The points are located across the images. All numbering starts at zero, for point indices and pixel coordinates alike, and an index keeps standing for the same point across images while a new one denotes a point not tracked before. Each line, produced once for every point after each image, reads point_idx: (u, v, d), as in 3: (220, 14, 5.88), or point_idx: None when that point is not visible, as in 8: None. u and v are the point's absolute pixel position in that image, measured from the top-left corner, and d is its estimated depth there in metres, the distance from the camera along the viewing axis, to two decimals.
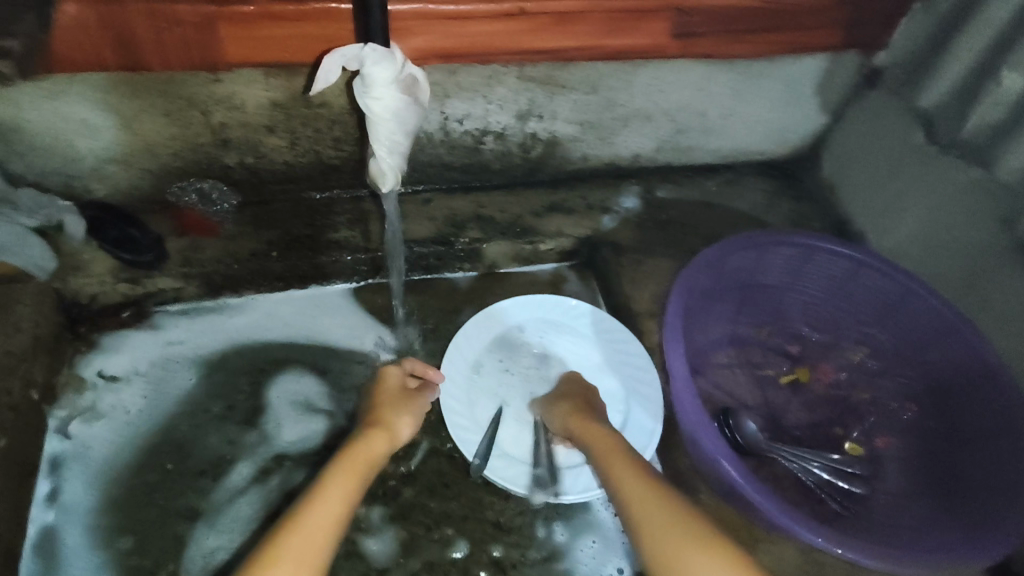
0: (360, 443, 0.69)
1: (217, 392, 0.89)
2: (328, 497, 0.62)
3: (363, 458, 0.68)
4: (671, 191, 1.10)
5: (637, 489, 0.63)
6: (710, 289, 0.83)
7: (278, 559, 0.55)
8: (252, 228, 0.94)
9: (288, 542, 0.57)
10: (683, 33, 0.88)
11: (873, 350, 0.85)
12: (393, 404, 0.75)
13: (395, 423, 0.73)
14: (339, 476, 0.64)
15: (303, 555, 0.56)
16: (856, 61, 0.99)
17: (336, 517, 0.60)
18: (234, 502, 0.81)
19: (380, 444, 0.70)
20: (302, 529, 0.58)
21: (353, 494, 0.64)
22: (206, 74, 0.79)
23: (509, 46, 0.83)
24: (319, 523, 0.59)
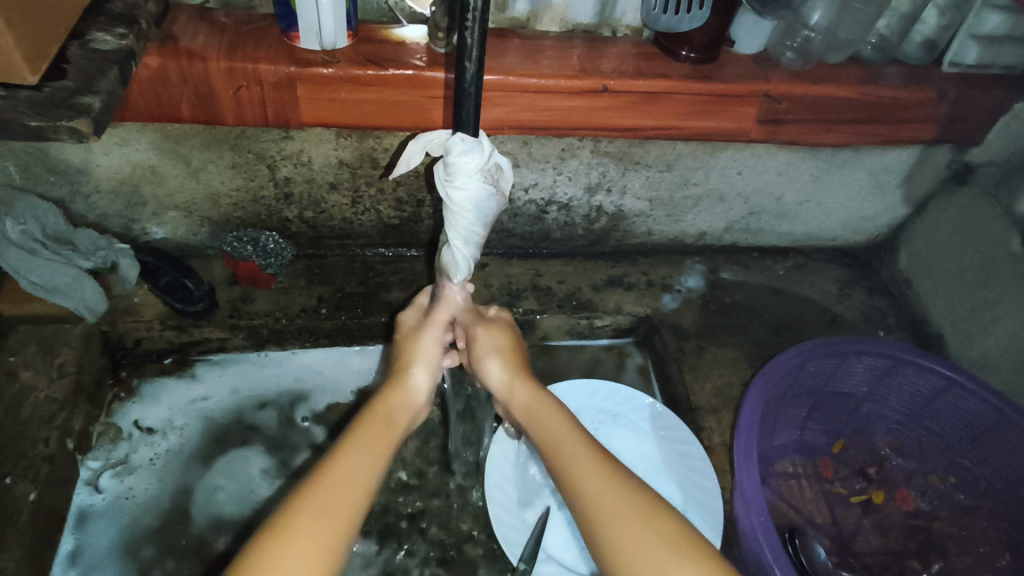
0: (385, 398, 0.63)
1: (249, 450, 0.85)
2: (360, 453, 0.55)
3: (389, 414, 0.62)
4: (736, 273, 1.05)
5: (606, 498, 0.53)
6: (783, 394, 0.78)
7: (303, 511, 0.49)
8: (305, 283, 0.93)
9: (311, 495, 0.50)
10: (769, 119, 0.83)
11: (962, 482, 0.78)
12: (406, 353, 0.69)
13: (412, 376, 0.67)
14: (366, 432, 0.58)
15: (327, 506, 0.50)
16: (948, 155, 0.94)
17: (366, 470, 0.54)
18: None
19: (398, 398, 0.64)
20: (326, 481, 0.52)
21: (384, 455, 0.57)
22: (277, 131, 0.77)
23: (587, 122, 0.80)
24: (353, 482, 0.53)
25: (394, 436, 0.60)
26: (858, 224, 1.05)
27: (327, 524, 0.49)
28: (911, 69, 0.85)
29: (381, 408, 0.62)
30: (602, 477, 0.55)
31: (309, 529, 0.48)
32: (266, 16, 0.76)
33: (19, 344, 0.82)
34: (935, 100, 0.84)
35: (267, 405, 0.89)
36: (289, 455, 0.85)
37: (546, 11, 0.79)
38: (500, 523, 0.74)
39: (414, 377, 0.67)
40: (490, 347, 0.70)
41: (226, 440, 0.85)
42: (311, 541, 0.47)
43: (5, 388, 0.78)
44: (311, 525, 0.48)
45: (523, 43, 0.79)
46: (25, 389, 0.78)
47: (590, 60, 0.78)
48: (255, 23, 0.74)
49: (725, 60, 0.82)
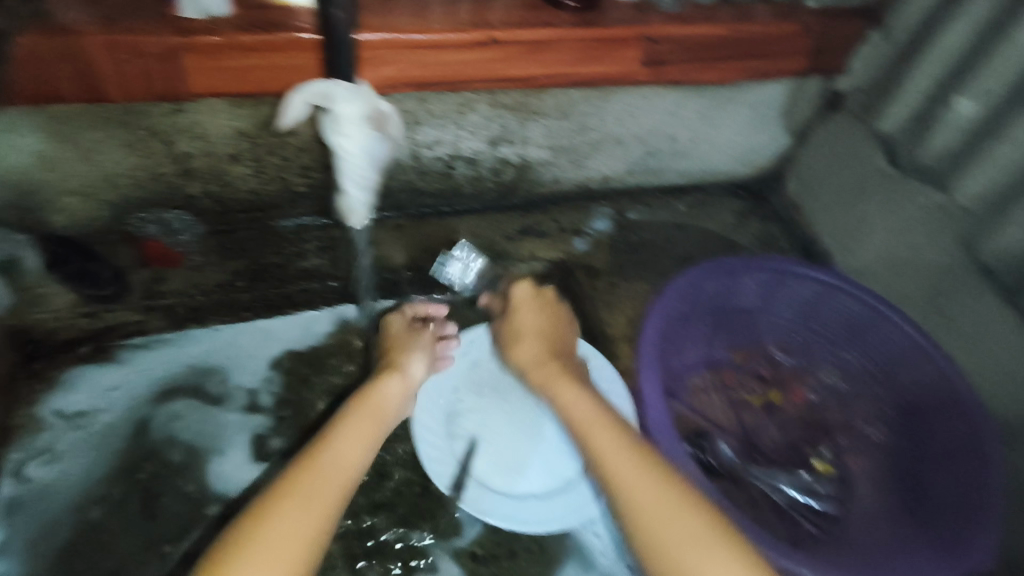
0: (379, 386, 0.74)
1: (188, 415, 0.86)
2: (348, 438, 0.67)
3: (382, 399, 0.73)
4: (642, 213, 1.11)
5: (634, 470, 0.62)
6: (683, 315, 0.84)
7: (303, 478, 0.61)
8: (217, 258, 0.93)
9: (311, 465, 0.62)
10: (652, 60, 0.88)
11: (843, 372, 0.88)
12: (400, 346, 0.81)
13: (408, 365, 0.78)
14: (358, 419, 0.69)
15: (326, 474, 0.62)
16: (819, 85, 1.01)
17: (360, 446, 0.67)
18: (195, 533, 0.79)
19: (394, 385, 0.75)
20: (325, 457, 0.64)
21: (374, 439, 0.69)
22: (168, 104, 0.77)
23: (482, 75, 0.83)
24: (343, 454, 0.65)
25: (383, 421, 0.71)
26: (749, 157, 1.12)
27: (315, 501, 0.59)
28: (778, 6, 0.91)
29: (378, 395, 0.73)
30: (627, 454, 0.64)
31: (303, 502, 0.59)
32: None
33: None
34: (800, 33, 0.90)
35: (196, 381, 0.88)
36: (224, 425, 0.86)
37: None
38: (435, 458, 0.78)
39: (410, 367, 0.78)
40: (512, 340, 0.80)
41: (154, 420, 0.85)
42: (306, 511, 0.58)
43: None
44: (309, 490, 0.60)
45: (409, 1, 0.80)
46: None
47: (477, 14, 0.81)
48: None
49: (606, 7, 0.86)
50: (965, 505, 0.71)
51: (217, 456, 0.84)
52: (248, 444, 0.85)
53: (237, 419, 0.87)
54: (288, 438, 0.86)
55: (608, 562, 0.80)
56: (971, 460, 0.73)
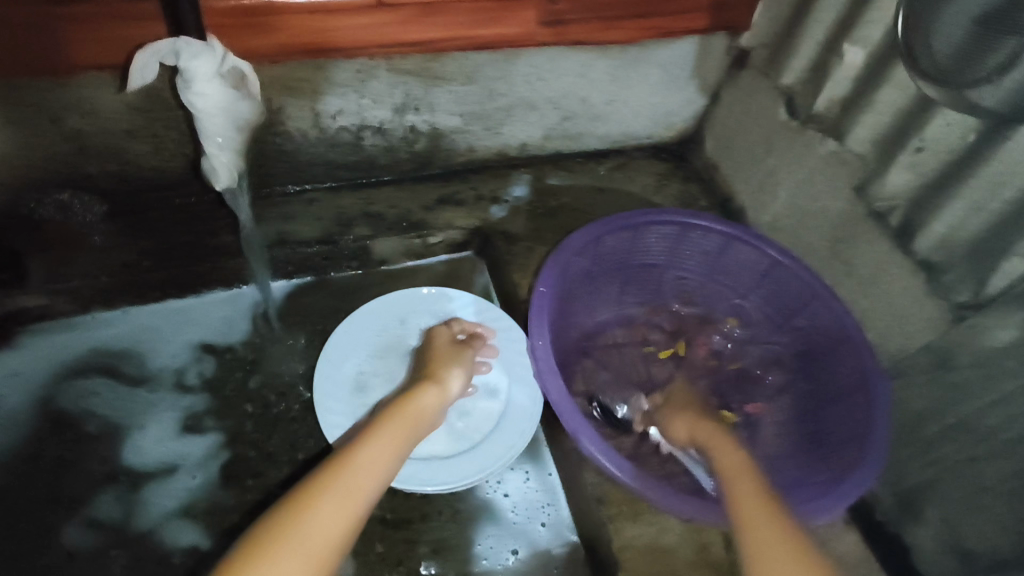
0: (418, 395, 0.74)
1: (104, 393, 0.87)
2: (383, 441, 0.66)
3: (415, 415, 0.72)
4: (562, 178, 1.11)
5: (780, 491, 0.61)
6: (587, 271, 0.85)
7: (329, 488, 0.58)
8: (124, 239, 0.91)
9: (338, 477, 0.60)
10: (552, 21, 0.90)
11: (742, 320, 0.90)
12: (444, 360, 0.80)
13: (446, 379, 0.78)
14: (394, 424, 0.69)
15: (354, 491, 0.59)
16: (726, 42, 1.02)
17: (389, 463, 0.64)
18: (100, 504, 0.80)
19: (432, 398, 0.75)
20: (354, 470, 0.61)
21: (406, 446, 0.68)
22: (49, 80, 0.75)
23: (377, 39, 0.83)
24: (373, 469, 0.62)
25: (417, 432, 0.71)
26: (667, 119, 1.13)
27: (354, 499, 0.58)
28: None
29: (412, 411, 0.72)
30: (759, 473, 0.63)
31: (341, 497, 0.58)
32: None
33: None
34: None
35: (108, 365, 0.88)
36: (146, 405, 0.87)
37: None
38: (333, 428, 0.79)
39: (450, 381, 0.78)
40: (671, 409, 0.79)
41: (64, 400, 0.85)
42: (342, 507, 0.57)
43: None
44: (332, 505, 0.57)
45: None
46: None
47: None
48: None
49: None
50: (860, 436, 0.73)
51: (138, 431, 0.85)
52: (173, 420, 0.87)
53: (152, 396, 0.88)
54: (201, 415, 0.87)
55: (519, 519, 0.81)
56: (864, 392, 0.75)
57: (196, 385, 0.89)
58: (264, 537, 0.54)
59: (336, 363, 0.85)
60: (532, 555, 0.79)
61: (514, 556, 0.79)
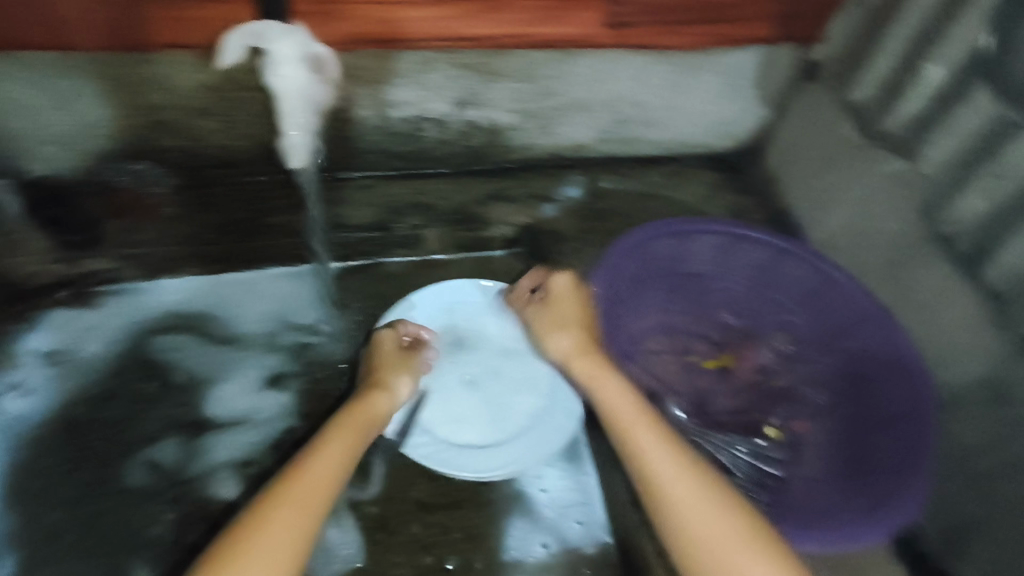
0: (365, 402, 0.76)
1: (189, 346, 0.94)
2: (329, 454, 0.69)
3: (358, 426, 0.73)
4: (614, 181, 1.11)
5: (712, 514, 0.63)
6: (633, 272, 0.86)
7: (270, 523, 0.61)
8: (190, 212, 0.95)
9: (278, 509, 0.62)
10: (615, 23, 0.91)
11: (793, 336, 0.88)
12: (389, 364, 0.80)
13: (394, 384, 0.79)
14: (342, 435, 0.71)
15: (297, 519, 0.62)
16: (791, 55, 1.01)
17: (333, 478, 0.67)
18: (162, 449, 0.88)
19: (377, 407, 0.76)
20: (294, 497, 0.64)
21: (354, 452, 0.71)
22: (137, 55, 0.81)
23: (439, 33, 0.88)
24: (314, 492, 0.65)
25: (366, 437, 0.74)
26: (725, 129, 1.11)
27: (298, 521, 0.62)
28: None
29: (356, 420, 0.74)
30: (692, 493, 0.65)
31: (284, 523, 0.62)
32: None
33: None
34: None
35: (183, 325, 0.95)
36: (229, 359, 0.94)
37: None
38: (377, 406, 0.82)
39: (397, 388, 0.79)
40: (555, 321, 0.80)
41: (156, 346, 0.93)
42: (283, 531, 0.61)
43: None
44: (274, 539, 0.60)
45: None
46: None
47: None
48: None
49: None
50: (907, 465, 0.72)
51: (221, 383, 0.93)
52: (251, 377, 0.94)
53: (233, 354, 0.94)
54: (277, 375, 0.94)
55: (553, 515, 0.82)
56: (916, 421, 0.74)
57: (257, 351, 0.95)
58: (211, 571, 0.58)
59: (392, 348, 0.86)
60: (563, 550, 0.80)
61: (546, 549, 0.80)
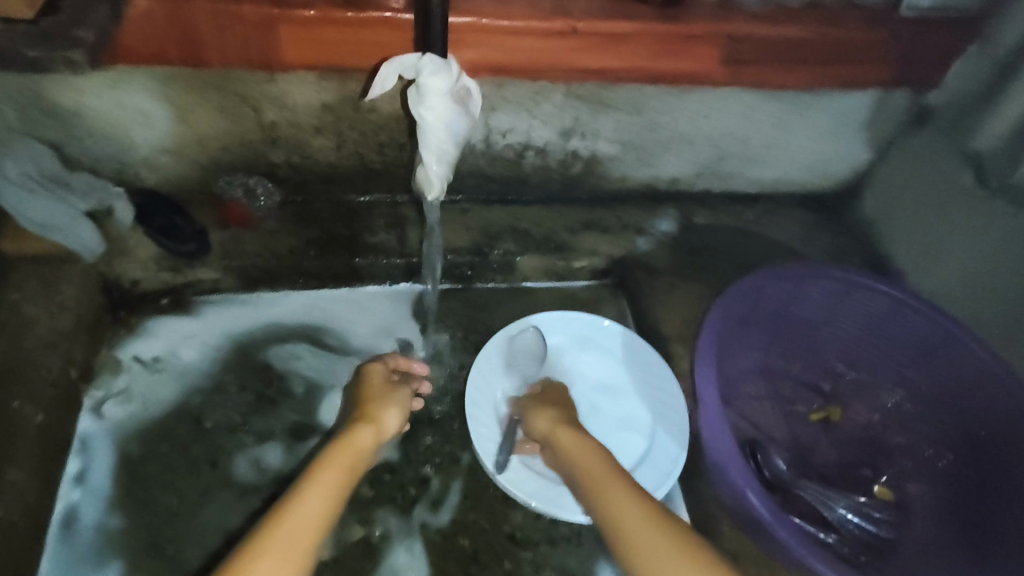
0: (354, 434, 0.72)
1: (307, 356, 0.94)
2: (318, 486, 0.63)
3: (352, 455, 0.69)
4: (708, 216, 1.09)
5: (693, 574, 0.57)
6: (740, 318, 0.83)
7: (264, 553, 0.55)
8: (293, 226, 0.96)
9: (273, 536, 0.57)
10: (731, 60, 0.87)
11: (910, 394, 0.84)
12: (378, 399, 0.79)
13: (381, 416, 0.77)
14: (330, 467, 0.66)
15: (290, 549, 0.57)
16: (908, 98, 0.98)
17: (326, 508, 0.62)
18: (267, 449, 0.86)
19: (368, 437, 0.73)
20: (286, 528, 0.58)
21: (344, 486, 0.65)
22: (262, 74, 0.80)
23: (557, 64, 0.84)
24: (309, 520, 0.60)
25: (356, 470, 0.69)
26: (823, 168, 1.09)
27: (289, 560, 0.56)
28: (866, 12, 0.89)
29: (350, 446, 0.70)
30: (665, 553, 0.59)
31: (277, 550, 0.56)
32: None
33: (19, 280, 0.84)
34: (886, 41, 0.88)
35: (282, 338, 0.95)
36: (339, 370, 0.94)
37: None
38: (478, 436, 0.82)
39: (386, 420, 0.77)
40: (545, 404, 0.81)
41: (266, 355, 0.94)
42: (275, 571, 0.55)
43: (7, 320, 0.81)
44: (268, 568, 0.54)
45: None
46: (26, 323, 0.81)
47: (560, 2, 0.82)
48: None
49: (690, 4, 0.85)
50: None
51: (334, 392, 0.92)
52: None
53: (345, 366, 0.94)
54: None
55: None
56: None
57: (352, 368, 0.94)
58: None
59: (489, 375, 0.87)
60: None
61: None
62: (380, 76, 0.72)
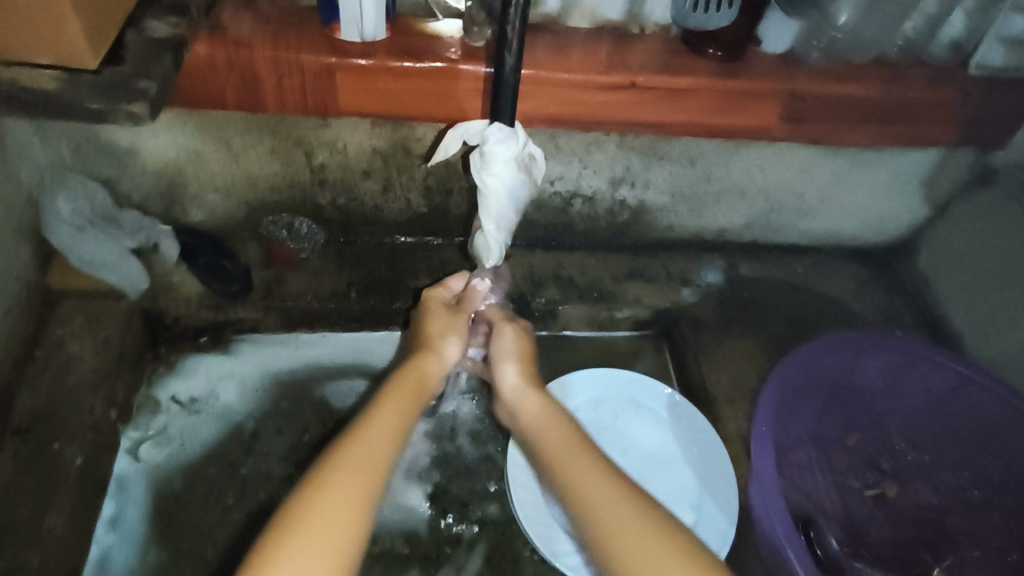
0: (415, 366, 0.71)
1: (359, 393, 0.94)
2: (384, 415, 0.63)
3: (418, 381, 0.70)
4: (756, 268, 1.06)
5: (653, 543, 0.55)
6: (798, 386, 0.81)
7: (341, 468, 0.56)
8: (335, 267, 0.95)
9: (351, 451, 0.58)
10: (793, 117, 0.84)
11: (976, 477, 0.80)
12: (441, 327, 0.78)
13: (444, 345, 0.76)
14: (394, 399, 0.65)
15: (365, 463, 0.57)
16: (971, 157, 0.94)
17: (397, 428, 0.62)
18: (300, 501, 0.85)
19: (432, 365, 0.73)
20: (360, 446, 0.58)
21: (410, 414, 0.65)
22: (315, 119, 0.80)
23: (614, 117, 0.82)
24: (382, 440, 0.60)
25: (421, 399, 0.68)
26: (878, 224, 1.06)
27: (365, 473, 0.56)
28: (936, 70, 0.85)
29: (415, 374, 0.70)
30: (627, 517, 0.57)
31: (353, 465, 0.56)
32: (309, 7, 0.77)
33: (65, 315, 0.86)
34: (956, 101, 0.85)
35: (320, 378, 0.94)
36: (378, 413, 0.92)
37: (576, 7, 0.81)
38: (515, 482, 0.82)
39: (448, 348, 0.76)
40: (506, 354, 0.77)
41: (304, 398, 0.92)
42: (354, 482, 0.55)
43: (53, 356, 0.82)
44: (344, 481, 0.55)
45: (552, 37, 0.80)
46: (70, 360, 0.82)
47: (618, 55, 0.80)
48: (297, 14, 0.76)
49: (750, 58, 0.82)
50: None
51: None
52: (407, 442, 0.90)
53: None
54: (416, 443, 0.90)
55: None
56: None
57: None
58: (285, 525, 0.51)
59: None
60: None
61: None
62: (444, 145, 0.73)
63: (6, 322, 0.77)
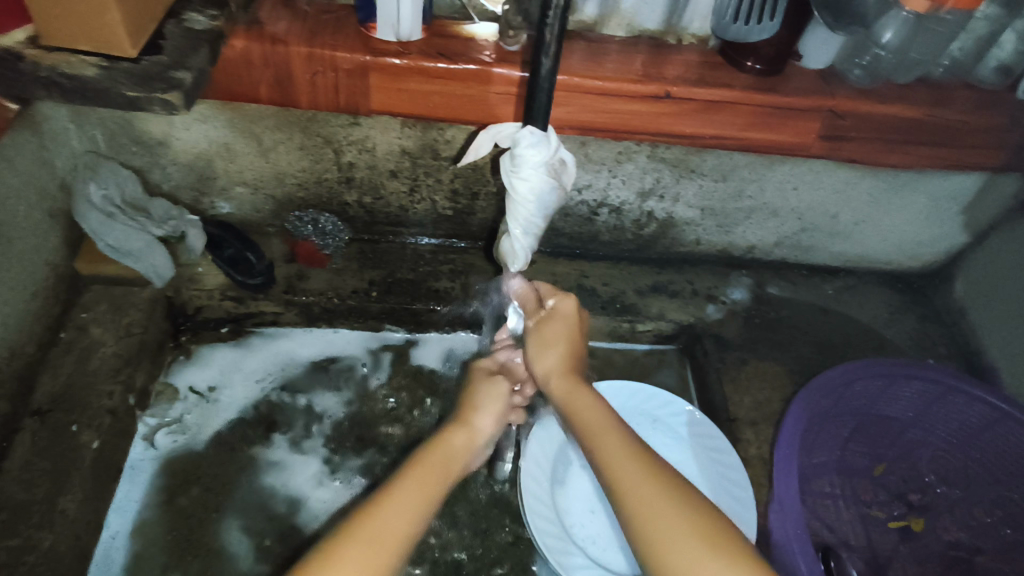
0: (445, 435, 0.65)
1: (376, 389, 0.93)
2: (407, 490, 0.57)
3: (446, 453, 0.63)
4: (784, 288, 1.04)
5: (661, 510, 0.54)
6: (826, 412, 0.78)
7: (353, 539, 0.52)
8: (358, 266, 0.95)
9: (366, 524, 0.54)
10: (831, 135, 0.82)
11: (1010, 517, 0.77)
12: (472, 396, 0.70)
13: (477, 415, 0.68)
14: (418, 472, 0.60)
15: (380, 538, 0.53)
16: (1016, 185, 0.90)
17: (421, 508, 0.57)
18: (308, 504, 0.83)
19: (461, 435, 0.66)
20: (377, 517, 0.54)
21: (438, 491, 0.59)
22: (345, 117, 0.80)
23: (647, 128, 0.80)
24: (400, 514, 0.55)
25: (450, 474, 0.62)
26: (913, 250, 1.03)
27: (377, 547, 0.52)
28: (983, 93, 0.82)
29: (446, 444, 0.64)
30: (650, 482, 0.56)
31: (363, 538, 0.53)
32: (345, 6, 0.77)
33: (91, 301, 0.87)
34: (1005, 126, 0.82)
35: (338, 374, 0.94)
36: (395, 411, 0.92)
37: (613, 15, 0.80)
38: (527, 492, 0.79)
39: (481, 421, 0.68)
40: (544, 338, 0.70)
41: (321, 393, 0.92)
42: (362, 560, 0.51)
43: (75, 341, 0.84)
44: (355, 556, 0.51)
45: (587, 46, 0.79)
46: (92, 345, 0.83)
47: (654, 66, 0.78)
48: (333, 12, 0.76)
49: (790, 74, 0.80)
50: None
51: (392, 431, 0.90)
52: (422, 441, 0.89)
53: (403, 409, 0.92)
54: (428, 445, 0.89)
55: None
56: None
57: (405, 412, 0.92)
58: None
59: (545, 443, 0.84)
60: None
61: None
62: (472, 146, 0.72)
63: (32, 304, 0.78)
